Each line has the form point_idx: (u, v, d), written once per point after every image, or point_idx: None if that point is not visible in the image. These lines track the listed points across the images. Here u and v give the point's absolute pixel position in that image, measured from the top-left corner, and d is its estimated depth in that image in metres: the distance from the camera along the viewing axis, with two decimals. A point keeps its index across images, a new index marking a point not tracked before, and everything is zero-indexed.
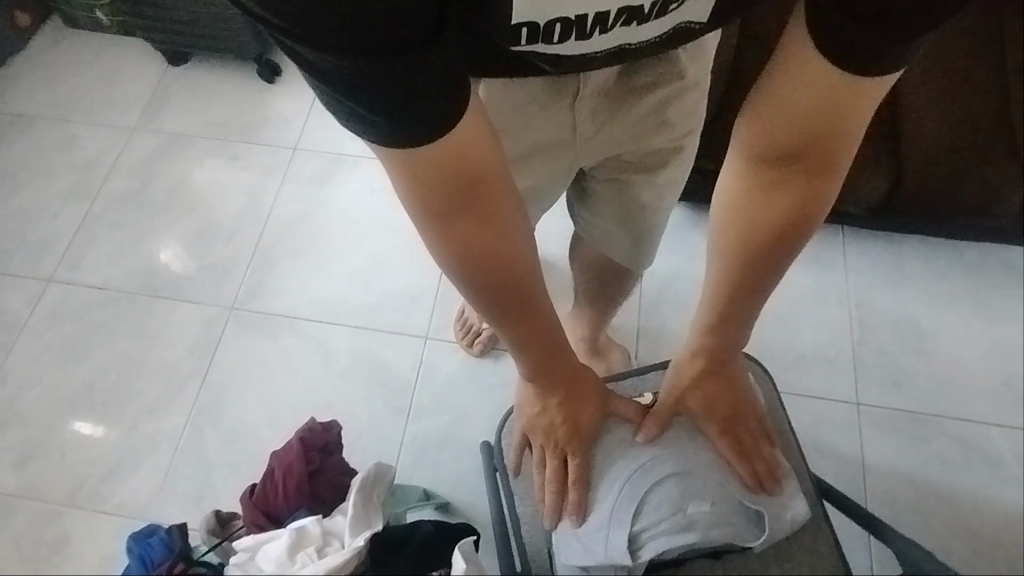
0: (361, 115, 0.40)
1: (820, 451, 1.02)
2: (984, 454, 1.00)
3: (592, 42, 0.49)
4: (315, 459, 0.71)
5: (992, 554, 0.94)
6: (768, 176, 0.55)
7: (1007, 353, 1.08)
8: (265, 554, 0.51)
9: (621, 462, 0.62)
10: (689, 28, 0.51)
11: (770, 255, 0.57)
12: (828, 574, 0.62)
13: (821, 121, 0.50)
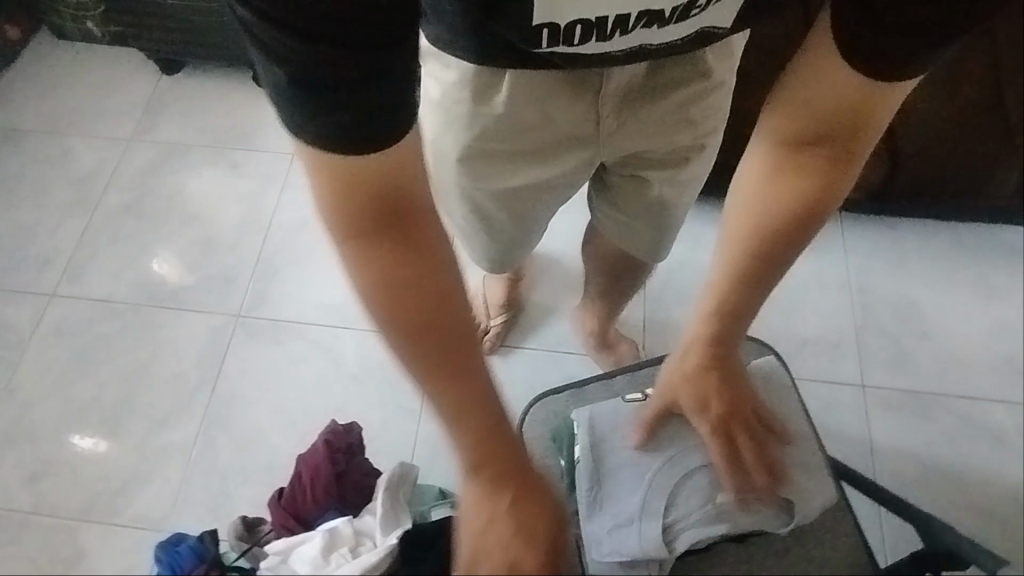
0: (311, 116, 0.39)
1: (829, 434, 1.03)
2: (989, 430, 1.02)
3: (614, 43, 0.52)
4: (341, 461, 0.68)
5: (1001, 528, 0.96)
6: (789, 166, 0.57)
7: (1008, 330, 1.09)
8: (300, 556, 0.56)
9: (650, 455, 0.62)
10: (709, 35, 0.54)
11: (775, 244, 0.57)
12: (850, 552, 0.64)
13: (845, 115, 0.53)
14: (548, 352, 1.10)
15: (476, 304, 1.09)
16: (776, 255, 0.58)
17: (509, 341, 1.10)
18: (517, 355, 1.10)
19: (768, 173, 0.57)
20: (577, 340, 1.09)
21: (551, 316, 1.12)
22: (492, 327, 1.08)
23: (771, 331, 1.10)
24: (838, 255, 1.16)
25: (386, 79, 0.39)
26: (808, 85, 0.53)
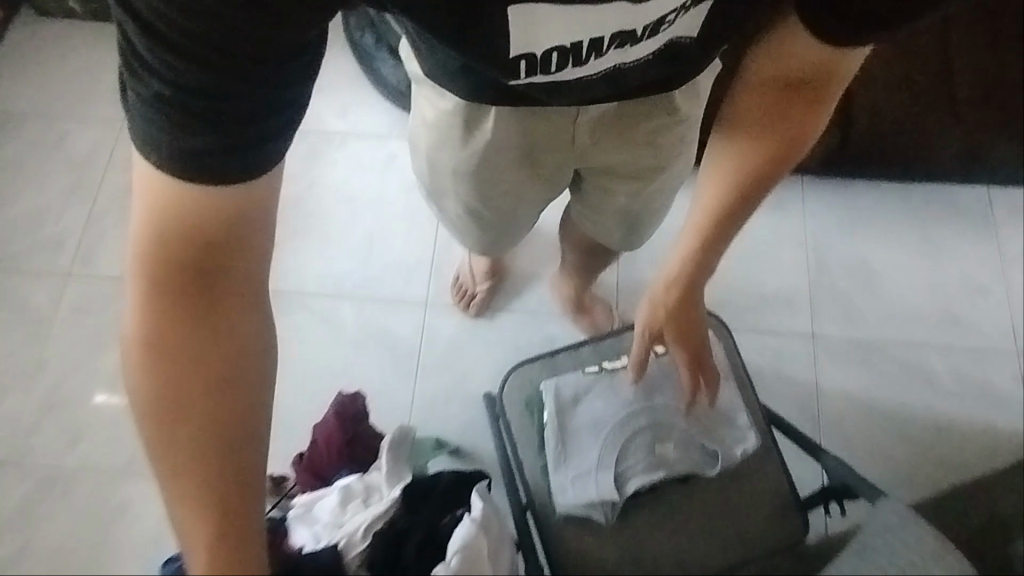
0: (161, 131, 0.43)
1: (781, 380, 1.15)
2: (921, 371, 1.15)
3: (590, 66, 0.57)
4: (350, 428, 0.79)
5: (925, 455, 1.10)
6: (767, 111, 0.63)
7: (945, 282, 1.21)
8: (323, 509, 0.69)
9: (606, 419, 0.77)
10: (678, 45, 0.58)
11: (751, 186, 0.65)
12: (773, 489, 0.76)
13: (815, 72, 0.61)
14: (531, 313, 1.21)
15: (462, 272, 1.19)
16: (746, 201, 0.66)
17: (494, 304, 1.21)
18: (502, 317, 1.21)
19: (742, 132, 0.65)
20: (556, 303, 1.21)
21: (532, 281, 1.23)
22: (478, 293, 1.18)
23: (733, 289, 1.21)
24: (797, 215, 1.25)
25: (220, 108, 0.42)
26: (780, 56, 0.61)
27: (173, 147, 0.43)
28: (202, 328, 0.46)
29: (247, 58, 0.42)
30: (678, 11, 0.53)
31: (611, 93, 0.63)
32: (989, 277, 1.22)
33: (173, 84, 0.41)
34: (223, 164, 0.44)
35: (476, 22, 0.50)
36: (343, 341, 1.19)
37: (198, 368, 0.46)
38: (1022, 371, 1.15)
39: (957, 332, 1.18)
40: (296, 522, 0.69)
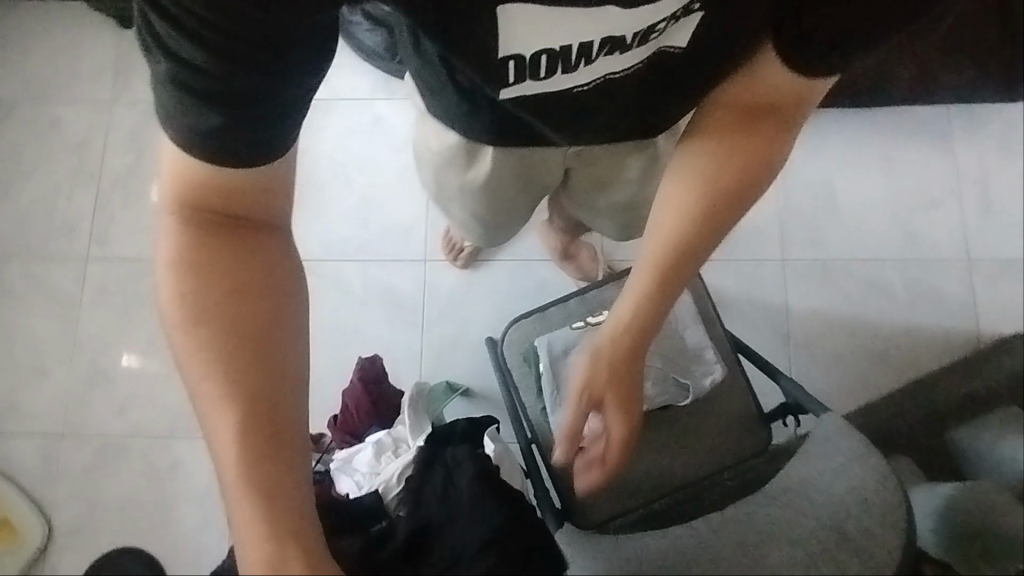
0: (197, 116, 0.48)
1: (754, 304, 1.26)
2: (880, 285, 1.27)
3: (581, 77, 0.64)
4: (374, 390, 0.92)
5: (884, 360, 1.23)
6: (727, 142, 0.67)
7: (904, 200, 1.30)
8: (360, 462, 0.82)
9: None
10: (669, 54, 0.63)
11: (706, 221, 0.67)
12: (739, 406, 0.90)
13: (771, 107, 0.65)
14: (523, 261, 1.30)
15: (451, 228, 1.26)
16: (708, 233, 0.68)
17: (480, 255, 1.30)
18: (497, 267, 1.30)
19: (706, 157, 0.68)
20: (545, 250, 1.30)
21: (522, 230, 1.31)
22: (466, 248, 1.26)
23: None
24: None
25: (254, 93, 0.48)
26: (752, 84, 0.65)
27: (183, 124, 0.49)
28: (240, 309, 0.52)
29: (257, 48, 0.46)
30: (661, 24, 0.57)
31: (609, 101, 0.70)
32: (944, 193, 1.31)
33: (178, 63, 0.46)
34: (248, 146, 0.51)
35: (465, 22, 0.53)
36: (352, 301, 1.29)
37: (238, 342, 0.51)
38: (972, 278, 1.26)
39: (914, 246, 1.28)
40: (338, 473, 0.82)
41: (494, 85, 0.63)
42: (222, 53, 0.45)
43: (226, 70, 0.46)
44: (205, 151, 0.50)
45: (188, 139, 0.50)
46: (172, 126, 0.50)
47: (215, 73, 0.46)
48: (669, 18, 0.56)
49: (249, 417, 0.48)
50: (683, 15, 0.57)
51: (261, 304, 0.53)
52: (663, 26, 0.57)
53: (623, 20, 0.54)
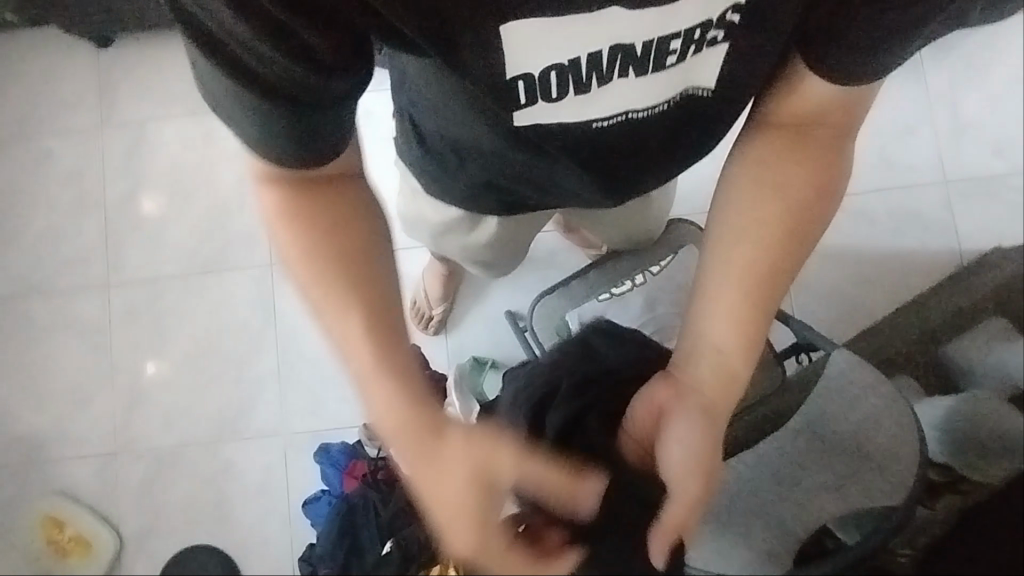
0: (273, 130, 0.46)
1: None
2: (867, 215, 1.34)
3: (595, 113, 0.56)
4: None
5: (877, 285, 1.31)
6: (792, 154, 0.59)
7: (883, 130, 1.36)
8: None
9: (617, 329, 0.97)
10: (696, 95, 0.57)
11: (789, 269, 0.61)
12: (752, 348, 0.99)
13: (829, 110, 0.57)
14: None
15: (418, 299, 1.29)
16: (794, 233, 0.60)
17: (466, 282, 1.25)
18: None
19: (754, 170, 0.60)
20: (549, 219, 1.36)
21: None
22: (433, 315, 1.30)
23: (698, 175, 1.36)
24: None
25: (324, 109, 0.46)
26: (791, 96, 0.57)
27: (275, 143, 0.47)
28: (354, 284, 0.54)
29: (328, 74, 0.44)
30: (680, 40, 0.50)
31: (638, 143, 0.62)
32: (917, 119, 1.37)
33: (248, 82, 0.42)
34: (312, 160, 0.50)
35: (453, 43, 0.46)
36: None
37: (371, 318, 0.54)
38: (948, 196, 1.34)
39: (897, 174, 1.35)
40: (400, 457, 0.92)
41: (501, 109, 0.55)
42: (296, 77, 0.43)
43: (303, 90, 0.43)
44: (294, 158, 0.49)
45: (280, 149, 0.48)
46: (261, 146, 0.48)
47: (292, 93, 0.44)
48: (700, 30, 0.49)
49: (383, 372, 0.55)
50: (719, 29, 0.50)
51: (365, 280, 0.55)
52: (693, 43, 0.51)
53: (633, 22, 0.47)
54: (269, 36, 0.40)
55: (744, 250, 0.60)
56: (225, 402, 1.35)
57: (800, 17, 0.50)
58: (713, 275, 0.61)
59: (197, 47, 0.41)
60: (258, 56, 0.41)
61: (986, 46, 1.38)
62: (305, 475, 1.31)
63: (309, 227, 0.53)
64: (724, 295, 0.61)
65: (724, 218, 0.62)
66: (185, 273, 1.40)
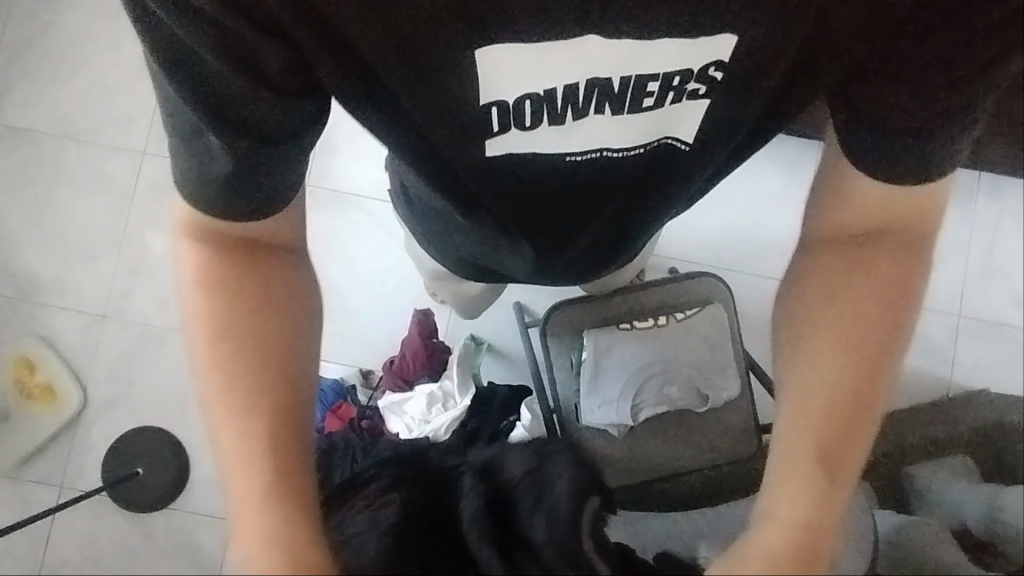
0: (213, 150, 0.46)
1: (762, 315, 1.36)
2: None
3: (572, 145, 0.56)
4: (428, 344, 1.09)
5: None
6: (844, 264, 0.53)
7: None
8: (413, 408, 1.01)
9: (622, 369, 0.97)
10: (671, 148, 0.57)
11: (857, 397, 0.49)
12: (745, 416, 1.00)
13: (896, 215, 0.53)
14: None
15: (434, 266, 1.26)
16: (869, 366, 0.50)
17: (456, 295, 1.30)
18: None
19: (824, 292, 0.53)
20: None
21: None
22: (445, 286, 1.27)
23: (737, 233, 1.38)
24: (808, 175, 1.39)
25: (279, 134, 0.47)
26: (833, 211, 0.55)
27: (216, 193, 0.48)
28: (253, 338, 0.50)
29: (300, 88, 0.46)
30: (656, 83, 0.50)
31: (605, 188, 0.62)
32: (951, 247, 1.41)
33: (201, 94, 0.43)
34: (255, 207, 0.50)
35: (433, 64, 0.46)
36: (392, 244, 1.35)
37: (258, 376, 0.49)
38: (957, 329, 1.39)
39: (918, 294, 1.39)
40: (388, 411, 1.03)
41: (465, 140, 0.54)
42: (265, 86, 0.44)
43: (267, 108, 0.45)
44: (219, 210, 0.49)
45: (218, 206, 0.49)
46: (200, 192, 0.48)
47: (254, 125, 0.45)
48: (678, 78, 0.49)
49: (255, 443, 0.47)
50: (699, 84, 0.50)
51: (282, 325, 0.51)
52: (671, 91, 0.51)
53: (609, 55, 0.47)
54: (246, 58, 0.42)
55: (817, 368, 0.50)
56: None
57: (755, 97, 0.51)
58: (787, 396, 0.50)
59: (175, 84, 0.43)
60: (230, 93, 0.43)
61: None
62: None
63: (227, 265, 0.51)
64: (801, 415, 0.49)
65: (799, 341, 0.52)
66: None
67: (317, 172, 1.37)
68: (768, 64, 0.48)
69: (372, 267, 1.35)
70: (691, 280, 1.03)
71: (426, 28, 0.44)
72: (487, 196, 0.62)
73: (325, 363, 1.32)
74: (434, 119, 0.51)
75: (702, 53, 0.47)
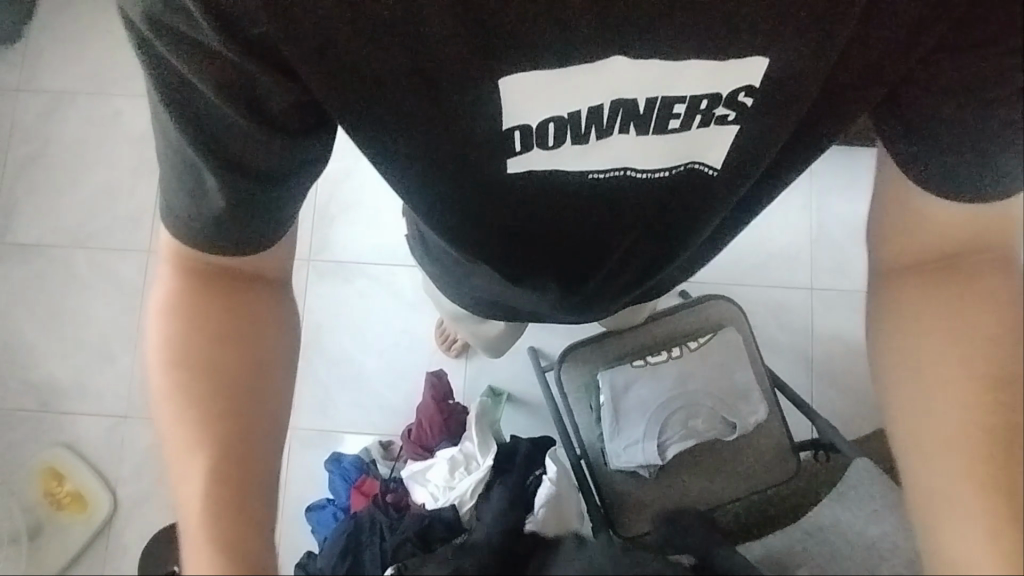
0: (204, 180, 0.48)
1: (779, 326, 1.34)
2: None
3: (595, 164, 0.55)
4: (444, 407, 1.08)
5: None
6: (932, 290, 0.53)
7: None
8: (436, 475, 1.00)
9: (644, 407, 0.96)
10: (699, 173, 0.57)
11: (1000, 435, 0.47)
12: (778, 435, 0.99)
13: (977, 234, 0.53)
14: None
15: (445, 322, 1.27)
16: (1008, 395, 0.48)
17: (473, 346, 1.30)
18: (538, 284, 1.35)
19: (920, 325, 0.52)
20: None
21: None
22: (458, 340, 1.27)
23: (743, 248, 1.36)
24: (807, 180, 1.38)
25: (273, 171, 0.48)
26: (903, 232, 0.55)
27: (210, 226, 0.50)
28: (224, 379, 0.50)
29: (299, 131, 0.48)
30: (684, 105, 0.50)
31: (612, 216, 0.62)
32: None
33: (199, 125, 0.45)
34: (247, 242, 0.51)
35: (451, 94, 0.47)
36: (401, 305, 1.35)
37: (219, 412, 0.48)
38: None
39: None
40: (411, 481, 1.02)
41: (489, 159, 0.54)
42: (265, 125, 0.46)
43: (263, 144, 0.46)
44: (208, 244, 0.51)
45: (213, 240, 0.50)
46: (195, 223, 0.50)
47: (251, 162, 0.47)
48: (705, 102, 0.50)
49: (202, 487, 0.46)
50: (728, 109, 0.51)
51: (246, 377, 0.51)
52: (699, 115, 0.51)
53: (638, 77, 0.47)
54: (256, 102, 0.45)
55: (949, 422, 0.49)
56: None
57: (785, 118, 0.52)
58: (919, 461, 0.49)
59: (177, 121, 0.45)
60: (229, 129, 0.45)
61: None
62: (306, 473, 1.30)
63: (199, 300, 0.51)
64: (945, 468, 0.48)
65: (906, 396, 0.51)
66: None
67: (318, 245, 1.37)
68: (799, 83, 0.49)
69: (385, 331, 1.35)
70: (704, 306, 1.01)
71: (434, 74, 0.46)
72: (494, 221, 0.61)
73: (348, 434, 1.31)
74: (453, 154, 0.52)
75: (730, 75, 0.48)
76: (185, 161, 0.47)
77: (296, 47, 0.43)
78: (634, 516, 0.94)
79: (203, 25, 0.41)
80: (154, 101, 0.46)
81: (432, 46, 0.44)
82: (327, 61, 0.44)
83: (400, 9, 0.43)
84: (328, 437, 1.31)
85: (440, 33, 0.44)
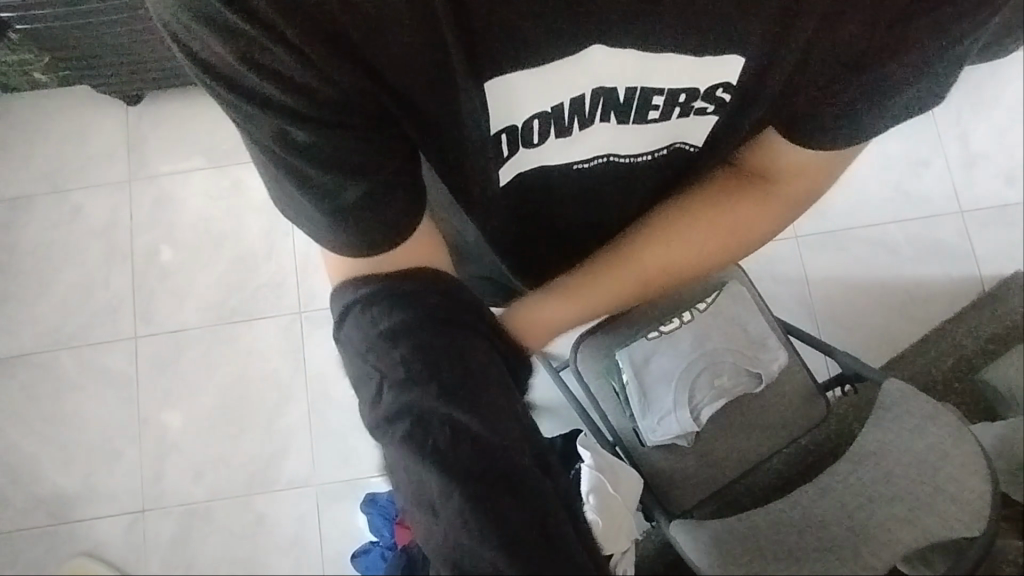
0: (292, 137, 0.43)
1: (775, 278, 1.34)
2: (886, 244, 1.36)
3: (578, 155, 0.58)
4: None
5: (900, 312, 1.33)
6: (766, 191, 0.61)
7: (897, 166, 1.39)
8: None
9: (672, 387, 0.91)
10: (682, 151, 0.61)
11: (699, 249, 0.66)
12: (798, 368, 0.99)
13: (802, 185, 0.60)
14: None
15: None
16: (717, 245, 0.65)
17: None
18: None
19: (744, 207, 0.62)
20: None
21: None
22: None
23: None
24: None
25: (342, 146, 0.45)
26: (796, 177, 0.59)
27: (314, 171, 0.45)
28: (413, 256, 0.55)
29: (355, 113, 0.44)
30: (662, 95, 0.52)
31: (604, 202, 0.66)
32: (930, 151, 1.40)
33: (272, 82, 0.40)
34: (365, 171, 0.47)
35: (447, 87, 0.47)
36: None
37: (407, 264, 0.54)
38: (966, 225, 1.37)
39: (914, 207, 1.38)
40: None
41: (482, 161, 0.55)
42: (328, 100, 0.43)
43: (332, 111, 0.43)
44: (318, 185, 0.46)
45: (325, 172, 0.46)
46: (295, 181, 0.46)
47: (329, 125, 0.44)
48: (684, 95, 0.52)
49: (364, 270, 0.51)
50: (707, 103, 0.53)
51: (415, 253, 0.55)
52: (678, 106, 0.53)
53: (614, 66, 0.48)
54: (312, 69, 0.41)
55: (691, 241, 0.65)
56: (259, 451, 1.33)
57: (764, 104, 0.53)
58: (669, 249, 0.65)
59: (253, 75, 0.40)
60: (292, 92, 0.41)
61: (987, 82, 1.42)
62: (343, 525, 1.30)
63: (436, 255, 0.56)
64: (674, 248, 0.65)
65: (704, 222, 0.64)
66: (214, 323, 1.35)
67: (307, 297, 1.36)
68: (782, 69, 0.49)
69: None
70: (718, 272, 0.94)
71: (448, 81, 0.46)
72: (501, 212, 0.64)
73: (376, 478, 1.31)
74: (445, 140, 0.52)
75: (708, 68, 0.49)
76: (258, 114, 0.42)
77: (334, 59, 0.41)
78: (681, 494, 0.95)
79: (231, 31, 0.38)
80: (212, 51, 0.40)
81: (435, 45, 0.43)
82: (365, 80, 0.43)
83: (408, 19, 0.41)
84: (356, 485, 1.31)
85: (447, 43, 0.43)
